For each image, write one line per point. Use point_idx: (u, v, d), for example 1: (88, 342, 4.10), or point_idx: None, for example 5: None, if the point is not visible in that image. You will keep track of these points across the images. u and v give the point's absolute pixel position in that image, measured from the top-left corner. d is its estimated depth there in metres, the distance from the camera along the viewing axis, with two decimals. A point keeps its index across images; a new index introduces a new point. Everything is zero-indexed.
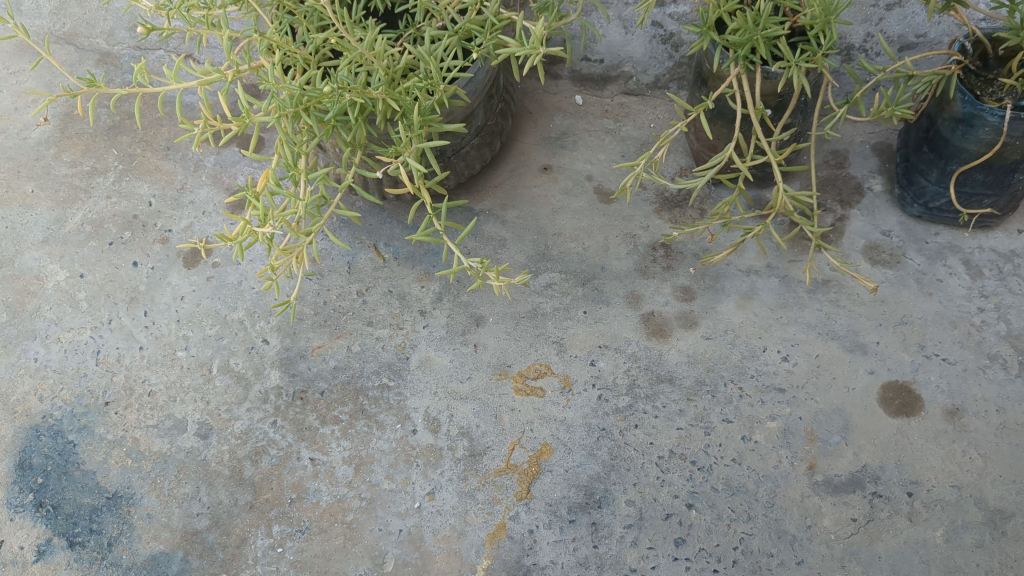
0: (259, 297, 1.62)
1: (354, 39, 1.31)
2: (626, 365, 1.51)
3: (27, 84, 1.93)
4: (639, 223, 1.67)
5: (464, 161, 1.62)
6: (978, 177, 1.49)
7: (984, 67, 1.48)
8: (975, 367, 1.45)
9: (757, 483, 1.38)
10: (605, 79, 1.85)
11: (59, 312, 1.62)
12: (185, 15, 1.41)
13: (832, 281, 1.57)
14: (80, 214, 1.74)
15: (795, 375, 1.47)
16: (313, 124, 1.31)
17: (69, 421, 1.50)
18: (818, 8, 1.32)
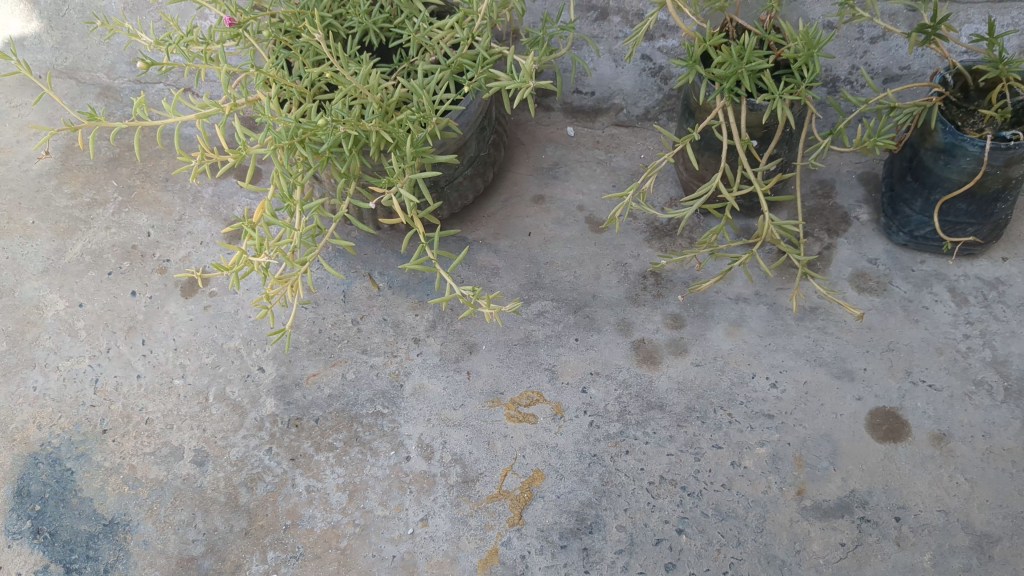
0: (255, 326, 1.64)
1: (348, 73, 1.35)
2: (617, 392, 1.53)
3: (29, 117, 1.97)
4: (630, 251, 1.70)
5: (457, 191, 1.65)
6: (961, 207, 1.52)
7: (965, 98, 1.51)
8: (961, 393, 1.47)
9: (747, 508, 1.39)
10: (596, 111, 1.89)
11: (59, 341, 1.64)
12: (184, 50, 1.44)
13: (819, 309, 1.59)
14: (80, 244, 1.77)
15: (784, 402, 1.49)
16: (308, 156, 1.34)
17: (67, 449, 1.52)
18: (801, 41, 1.36)
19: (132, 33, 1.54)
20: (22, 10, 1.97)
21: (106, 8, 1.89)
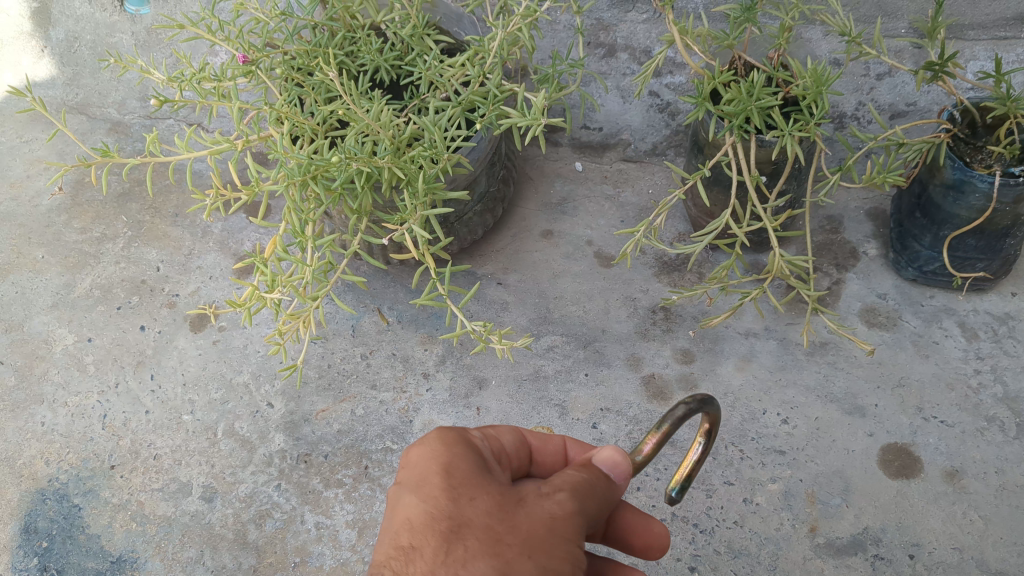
0: (265, 361, 1.64)
1: (360, 109, 1.35)
2: (628, 428, 1.52)
3: (40, 153, 1.98)
4: (639, 286, 1.70)
5: (466, 227, 1.66)
6: (970, 242, 1.52)
7: (973, 135, 1.51)
8: (973, 429, 1.46)
9: (759, 545, 1.39)
10: (604, 147, 1.90)
11: (67, 376, 1.64)
12: (197, 87, 1.45)
13: (829, 344, 1.59)
14: (90, 278, 1.77)
15: (795, 437, 1.49)
16: (320, 192, 1.34)
17: (75, 484, 1.51)
18: (811, 78, 1.36)
19: (146, 70, 1.55)
20: (34, 47, 2.01)
21: (118, 45, 1.93)
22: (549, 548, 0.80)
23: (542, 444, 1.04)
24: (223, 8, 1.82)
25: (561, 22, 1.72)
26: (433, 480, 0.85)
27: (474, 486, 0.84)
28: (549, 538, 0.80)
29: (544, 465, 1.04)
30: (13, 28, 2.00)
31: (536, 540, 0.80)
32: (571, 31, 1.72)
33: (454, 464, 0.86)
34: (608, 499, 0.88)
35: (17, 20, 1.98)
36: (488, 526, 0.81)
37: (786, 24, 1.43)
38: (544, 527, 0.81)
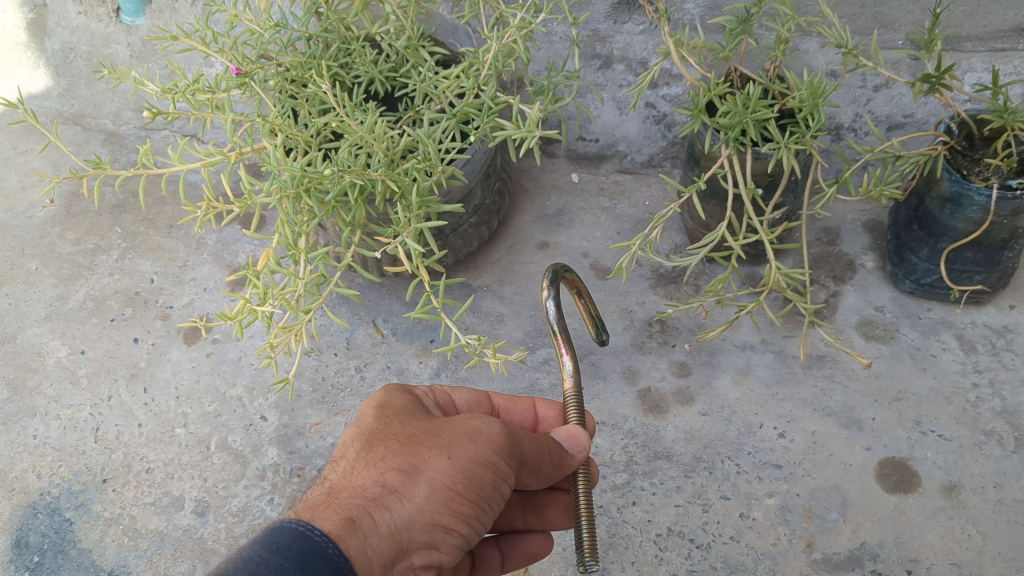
0: (258, 374, 1.62)
1: (354, 122, 1.34)
2: (623, 442, 1.52)
3: (35, 164, 1.98)
4: (635, 298, 1.69)
5: (462, 239, 1.65)
6: (968, 255, 1.51)
7: (970, 147, 1.50)
8: (971, 444, 1.45)
9: (756, 561, 1.38)
10: (600, 158, 1.89)
11: (60, 389, 1.64)
12: (190, 98, 1.45)
13: (826, 357, 1.58)
14: (83, 290, 1.77)
15: (792, 451, 1.48)
16: (313, 205, 1.33)
17: (67, 498, 1.50)
18: (807, 91, 1.35)
19: (139, 82, 1.54)
20: (30, 58, 2.01)
21: (113, 56, 1.93)
22: (460, 451, 0.90)
23: (510, 405, 1.21)
24: (218, 19, 1.82)
25: (557, 33, 1.72)
26: (370, 412, 0.99)
27: (405, 413, 0.98)
28: (465, 445, 0.91)
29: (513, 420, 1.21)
30: (9, 39, 2.01)
31: (452, 444, 0.91)
32: (567, 43, 1.72)
33: (389, 403, 1.01)
34: (550, 456, 0.96)
35: (13, 31, 1.99)
36: (407, 436, 0.94)
37: (782, 37, 1.42)
38: (462, 438, 0.92)
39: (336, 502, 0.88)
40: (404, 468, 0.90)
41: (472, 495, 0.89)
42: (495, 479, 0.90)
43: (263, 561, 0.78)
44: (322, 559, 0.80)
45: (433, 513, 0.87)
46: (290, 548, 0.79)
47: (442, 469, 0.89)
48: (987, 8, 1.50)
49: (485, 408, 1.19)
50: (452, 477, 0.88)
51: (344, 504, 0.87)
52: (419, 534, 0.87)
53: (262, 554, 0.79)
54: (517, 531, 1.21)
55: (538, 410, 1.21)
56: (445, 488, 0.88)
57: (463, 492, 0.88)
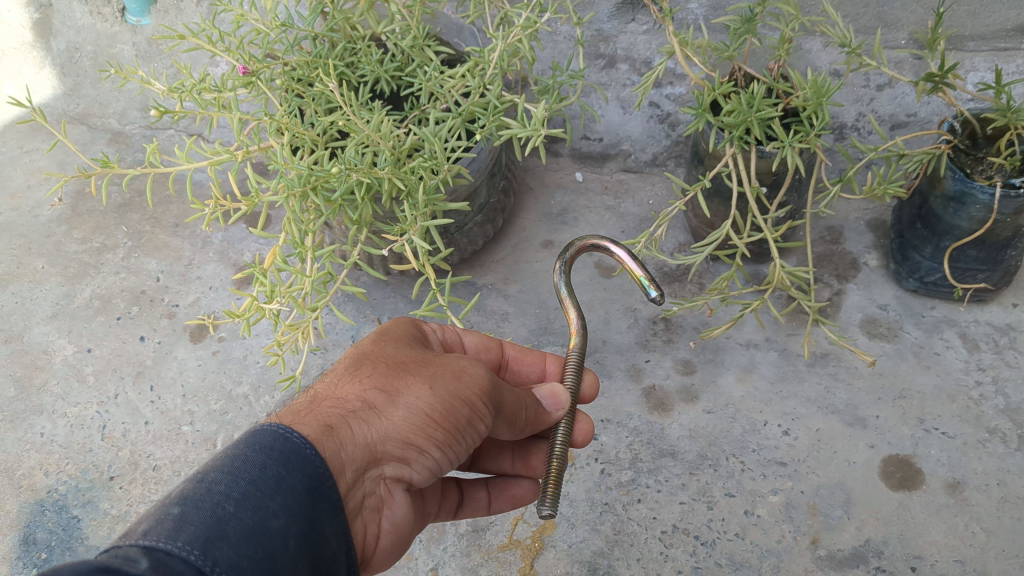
0: (264, 372, 1.63)
1: (361, 120, 1.35)
2: (628, 440, 1.53)
3: (41, 163, 1.99)
4: (639, 297, 1.71)
5: (467, 237, 1.66)
6: (971, 253, 1.52)
7: (973, 146, 1.50)
8: (975, 441, 1.45)
9: (760, 558, 1.38)
10: (604, 157, 1.90)
11: (67, 387, 1.64)
12: (197, 98, 1.45)
13: (830, 355, 1.59)
14: (89, 289, 1.78)
15: (796, 449, 1.48)
16: (320, 203, 1.33)
17: (74, 496, 1.51)
18: (811, 90, 1.36)
19: (145, 80, 1.55)
20: (36, 57, 2.03)
21: (118, 55, 1.94)
22: (442, 383, 0.90)
23: (521, 356, 1.22)
24: (224, 19, 1.83)
25: (561, 32, 1.73)
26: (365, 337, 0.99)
27: (398, 342, 0.98)
28: (449, 379, 0.90)
29: (522, 370, 1.23)
30: (14, 39, 2.03)
31: (436, 375, 0.90)
32: (571, 42, 1.73)
33: (387, 333, 1.01)
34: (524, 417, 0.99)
35: (18, 30, 2.02)
36: (395, 361, 0.93)
37: (786, 36, 1.42)
38: (447, 372, 0.91)
39: (317, 410, 0.86)
40: (386, 388, 0.89)
41: (447, 424, 0.88)
42: (471, 415, 0.90)
43: (249, 460, 0.75)
44: (302, 460, 0.78)
45: (407, 433, 0.87)
46: (274, 448, 0.77)
47: (422, 395, 0.88)
48: (990, 8, 1.51)
49: (492, 354, 1.19)
50: (431, 405, 0.88)
51: (325, 412, 0.86)
52: (392, 450, 0.87)
53: (247, 452, 0.76)
54: (506, 475, 1.24)
55: (548, 364, 1.24)
56: (422, 413, 0.87)
57: (440, 420, 0.88)
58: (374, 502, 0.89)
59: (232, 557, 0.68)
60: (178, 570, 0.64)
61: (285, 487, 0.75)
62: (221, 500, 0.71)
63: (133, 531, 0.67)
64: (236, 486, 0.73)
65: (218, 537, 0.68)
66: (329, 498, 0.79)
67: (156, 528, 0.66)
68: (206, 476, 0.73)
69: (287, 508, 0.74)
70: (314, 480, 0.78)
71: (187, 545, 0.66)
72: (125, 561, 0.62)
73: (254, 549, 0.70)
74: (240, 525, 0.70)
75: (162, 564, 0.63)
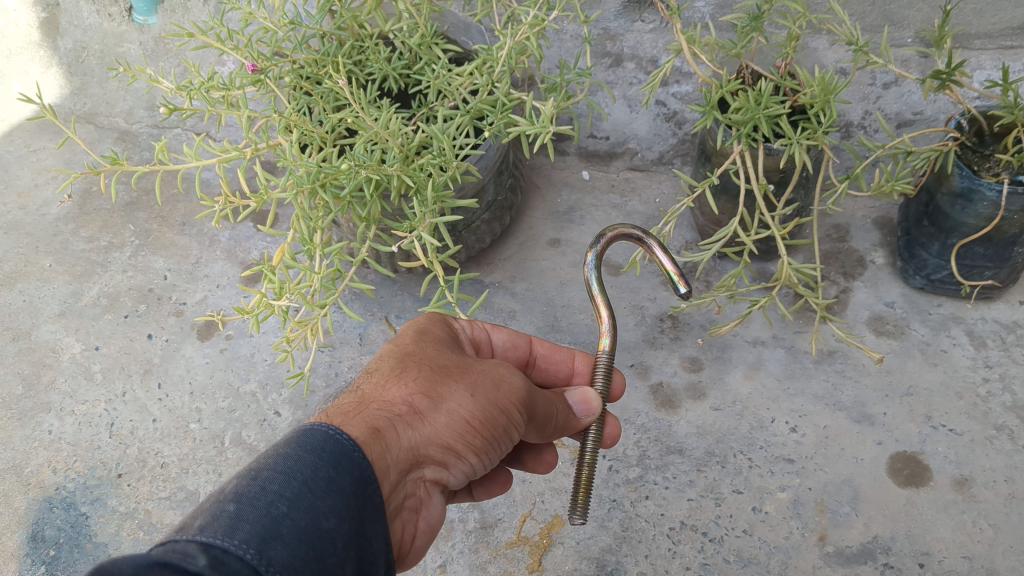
0: (272, 370, 1.63)
1: (370, 118, 1.35)
2: (636, 437, 1.53)
3: (49, 162, 2.01)
4: (646, 294, 1.72)
5: (474, 235, 1.66)
6: (978, 251, 1.52)
7: (980, 143, 1.51)
8: (982, 438, 1.45)
9: (769, 554, 1.38)
10: (610, 156, 1.90)
11: (75, 384, 1.65)
12: (206, 96, 1.46)
13: (837, 352, 1.59)
14: (97, 287, 1.78)
15: (804, 446, 1.49)
16: (329, 201, 1.33)
17: (82, 493, 1.51)
18: (818, 87, 1.36)
19: (154, 79, 1.54)
20: (43, 56, 2.03)
21: (126, 54, 1.95)
22: (483, 391, 0.90)
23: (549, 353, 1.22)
24: (232, 18, 1.84)
25: (568, 31, 1.74)
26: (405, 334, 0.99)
27: (438, 343, 0.98)
28: (490, 387, 0.91)
29: (549, 367, 1.23)
30: (22, 38, 2.03)
31: (477, 383, 0.91)
32: (578, 41, 1.74)
33: (427, 331, 1.01)
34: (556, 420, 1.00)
35: (26, 30, 2.01)
36: (438, 364, 0.93)
37: (793, 34, 1.43)
38: (488, 379, 0.92)
39: (363, 411, 0.87)
40: (429, 392, 0.90)
41: (486, 433, 0.89)
42: (507, 423, 0.91)
43: (300, 460, 0.75)
44: (351, 463, 0.78)
45: (448, 439, 0.88)
46: (324, 450, 0.77)
47: (464, 403, 0.89)
48: (996, 6, 1.51)
49: (521, 351, 1.19)
50: (472, 413, 0.89)
51: (371, 415, 0.86)
52: (432, 454, 0.88)
53: (298, 452, 0.76)
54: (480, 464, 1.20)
55: (576, 363, 1.23)
56: (463, 420, 0.88)
57: (479, 428, 0.89)
58: (413, 502, 0.90)
59: (284, 556, 0.67)
60: (234, 568, 0.63)
61: (335, 488, 0.75)
62: (275, 499, 0.70)
63: (189, 526, 0.66)
64: (289, 485, 0.72)
65: (272, 536, 0.68)
66: (373, 501, 0.79)
67: (212, 525, 0.66)
68: (258, 474, 0.73)
69: (336, 509, 0.74)
70: (362, 483, 0.78)
71: (242, 543, 0.66)
72: (185, 556, 0.61)
73: (306, 549, 0.69)
74: (293, 525, 0.70)
75: (219, 561, 0.63)
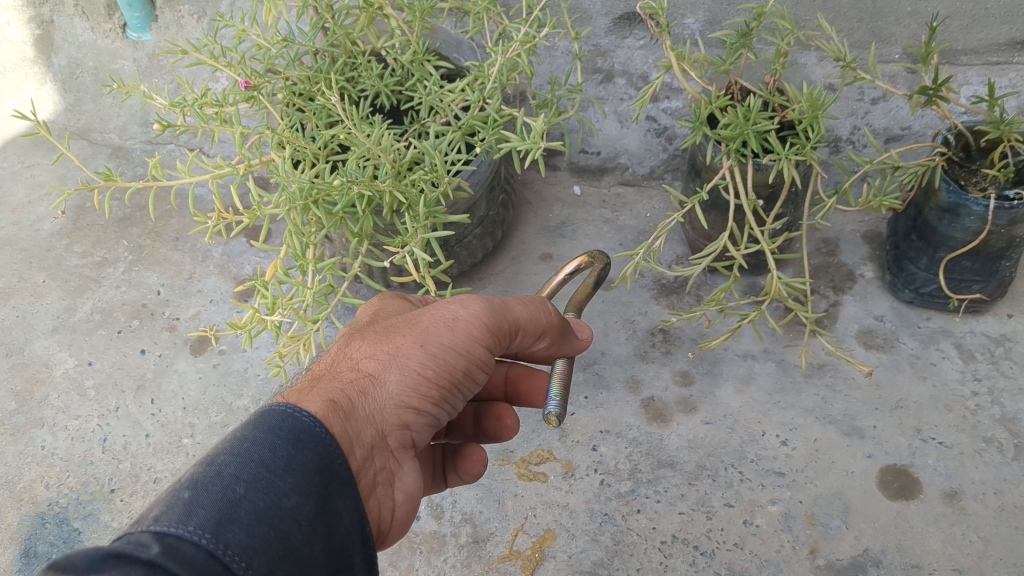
0: (265, 384, 1.63)
1: (362, 134, 1.36)
2: (628, 451, 1.54)
3: (43, 178, 2.02)
4: (637, 308, 1.73)
5: (466, 249, 1.67)
6: (966, 265, 1.53)
7: (967, 158, 1.52)
8: (971, 451, 1.46)
9: (760, 568, 1.38)
10: (602, 171, 1.92)
11: (68, 400, 1.65)
12: (198, 112, 1.46)
13: (827, 365, 1.61)
14: (90, 302, 1.79)
15: (794, 459, 1.49)
16: (321, 216, 1.34)
17: (75, 508, 1.50)
18: (806, 103, 1.37)
19: (148, 95, 1.55)
20: (37, 73, 2.04)
21: (120, 71, 1.97)
22: (433, 338, 0.93)
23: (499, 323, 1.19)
24: (225, 35, 1.86)
25: (559, 48, 1.75)
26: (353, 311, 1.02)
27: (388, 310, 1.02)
28: (439, 332, 0.94)
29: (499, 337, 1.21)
30: (16, 55, 2.04)
31: (426, 333, 0.94)
32: (569, 57, 1.75)
33: (375, 304, 1.04)
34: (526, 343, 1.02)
35: (20, 47, 2.02)
36: (386, 326, 0.96)
37: (782, 50, 1.44)
38: (438, 325, 0.95)
39: (318, 387, 0.90)
40: (381, 354, 0.93)
41: (443, 378, 0.93)
42: (464, 363, 0.95)
43: (258, 440, 0.77)
44: (312, 440, 0.80)
45: (405, 396, 0.92)
46: (282, 428, 0.79)
47: (414, 355, 0.92)
48: (982, 22, 1.53)
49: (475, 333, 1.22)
50: (424, 364, 0.92)
51: (327, 389, 0.89)
52: (392, 416, 0.91)
53: (256, 433, 0.77)
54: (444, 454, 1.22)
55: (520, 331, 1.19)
56: (417, 374, 0.92)
57: (434, 378, 0.93)
58: (385, 476, 0.92)
59: (242, 538, 0.69)
60: (190, 555, 0.64)
61: (295, 466, 0.76)
62: (230, 483, 0.72)
63: (146, 517, 0.67)
64: (246, 468, 0.74)
65: (229, 519, 0.69)
66: (341, 476, 0.81)
67: (167, 514, 0.67)
68: (215, 458, 0.74)
69: (297, 487, 0.75)
70: (324, 457, 0.80)
71: (198, 529, 0.67)
72: (137, 546, 0.62)
73: (265, 528, 0.71)
74: (252, 506, 0.71)
75: (173, 548, 0.63)
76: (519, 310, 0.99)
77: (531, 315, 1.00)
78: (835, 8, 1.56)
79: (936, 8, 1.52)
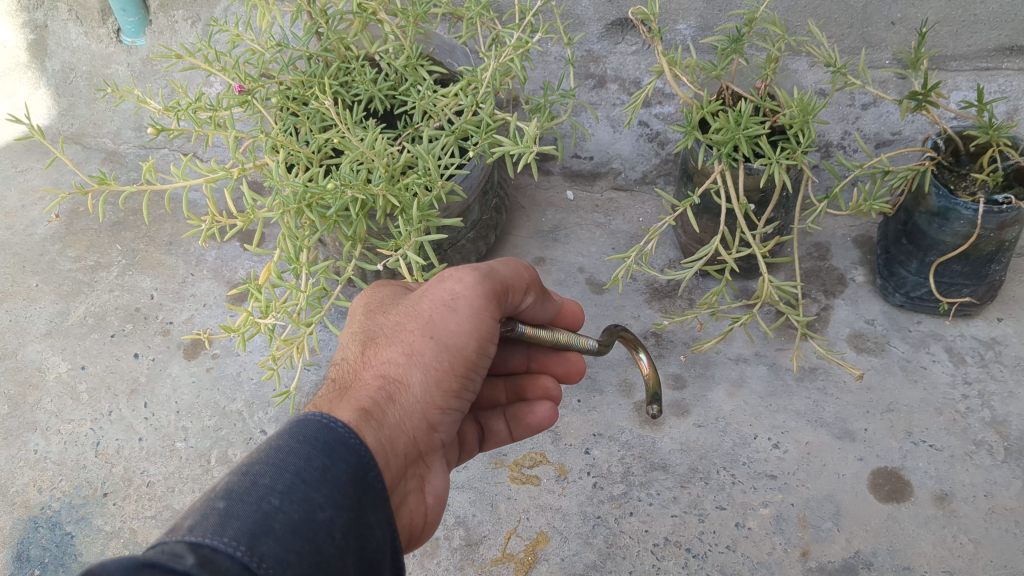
0: (258, 388, 1.64)
1: (355, 139, 1.36)
2: (620, 454, 1.54)
3: (37, 182, 2.03)
4: (630, 311, 1.72)
5: (460, 253, 1.67)
6: (956, 268, 1.54)
7: (957, 163, 1.53)
8: (962, 453, 1.47)
9: (752, 570, 1.39)
10: (594, 175, 1.93)
11: (60, 404, 1.65)
12: (192, 117, 1.46)
13: (818, 369, 1.62)
14: (83, 306, 1.79)
15: (786, 462, 1.50)
16: (315, 220, 1.33)
17: (67, 512, 1.50)
18: (796, 108, 1.38)
19: (142, 99, 1.55)
20: (31, 77, 2.05)
21: (113, 75, 1.97)
22: (441, 327, 0.94)
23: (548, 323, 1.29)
24: (220, 39, 1.86)
25: (552, 53, 1.76)
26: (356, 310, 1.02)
27: (388, 302, 1.02)
28: (445, 318, 0.94)
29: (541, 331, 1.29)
30: (10, 60, 2.04)
31: (433, 322, 0.95)
32: (562, 62, 1.76)
33: (374, 296, 1.04)
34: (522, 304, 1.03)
35: (14, 51, 2.03)
36: (396, 325, 0.97)
37: (773, 55, 1.45)
38: (441, 310, 0.95)
39: (346, 398, 0.92)
40: (399, 356, 0.95)
41: (459, 367, 0.95)
42: (478, 348, 0.96)
43: (293, 450, 0.78)
44: (346, 451, 0.81)
45: (429, 397, 0.94)
46: (316, 439, 0.81)
47: (429, 350, 0.94)
48: (971, 28, 1.54)
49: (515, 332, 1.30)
50: (441, 360, 0.94)
51: (355, 400, 0.91)
52: (420, 419, 0.94)
53: (289, 443, 0.79)
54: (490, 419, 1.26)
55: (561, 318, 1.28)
56: (436, 371, 0.94)
57: (453, 370, 0.95)
58: (416, 481, 0.97)
59: (278, 551, 0.68)
60: (223, 566, 0.64)
61: (330, 478, 0.78)
62: (266, 494, 0.72)
63: (180, 526, 0.67)
64: (280, 479, 0.74)
65: (264, 531, 0.69)
66: (374, 489, 0.83)
67: (202, 524, 0.67)
68: (250, 469, 0.75)
69: (331, 499, 0.76)
70: (358, 468, 0.81)
71: (232, 540, 0.67)
72: (172, 556, 0.61)
73: (301, 541, 0.71)
74: (286, 518, 0.72)
75: (208, 560, 0.63)
76: (504, 270, 1.00)
77: (515, 274, 1.01)
78: (826, 14, 1.57)
79: (926, 14, 1.53)
